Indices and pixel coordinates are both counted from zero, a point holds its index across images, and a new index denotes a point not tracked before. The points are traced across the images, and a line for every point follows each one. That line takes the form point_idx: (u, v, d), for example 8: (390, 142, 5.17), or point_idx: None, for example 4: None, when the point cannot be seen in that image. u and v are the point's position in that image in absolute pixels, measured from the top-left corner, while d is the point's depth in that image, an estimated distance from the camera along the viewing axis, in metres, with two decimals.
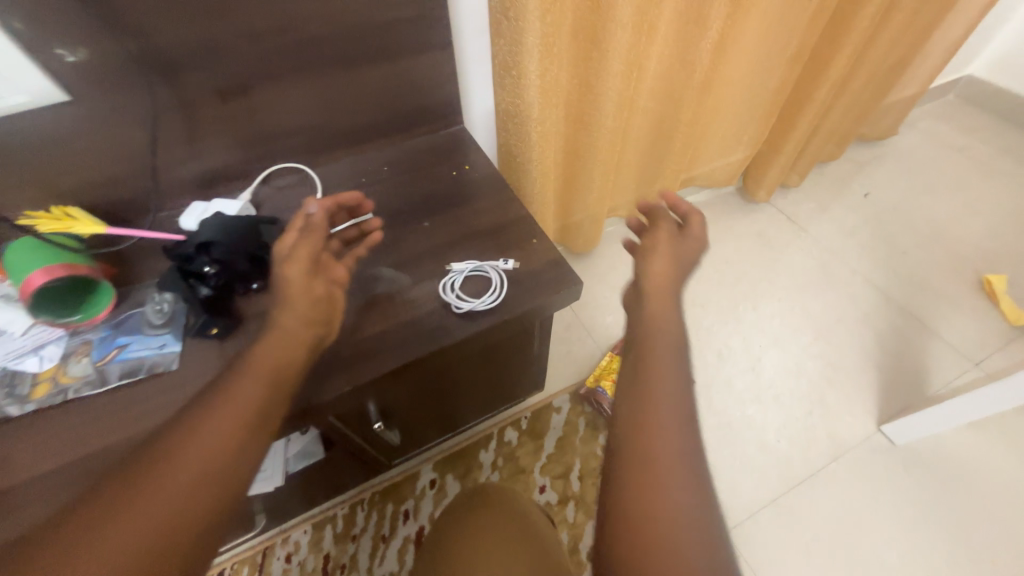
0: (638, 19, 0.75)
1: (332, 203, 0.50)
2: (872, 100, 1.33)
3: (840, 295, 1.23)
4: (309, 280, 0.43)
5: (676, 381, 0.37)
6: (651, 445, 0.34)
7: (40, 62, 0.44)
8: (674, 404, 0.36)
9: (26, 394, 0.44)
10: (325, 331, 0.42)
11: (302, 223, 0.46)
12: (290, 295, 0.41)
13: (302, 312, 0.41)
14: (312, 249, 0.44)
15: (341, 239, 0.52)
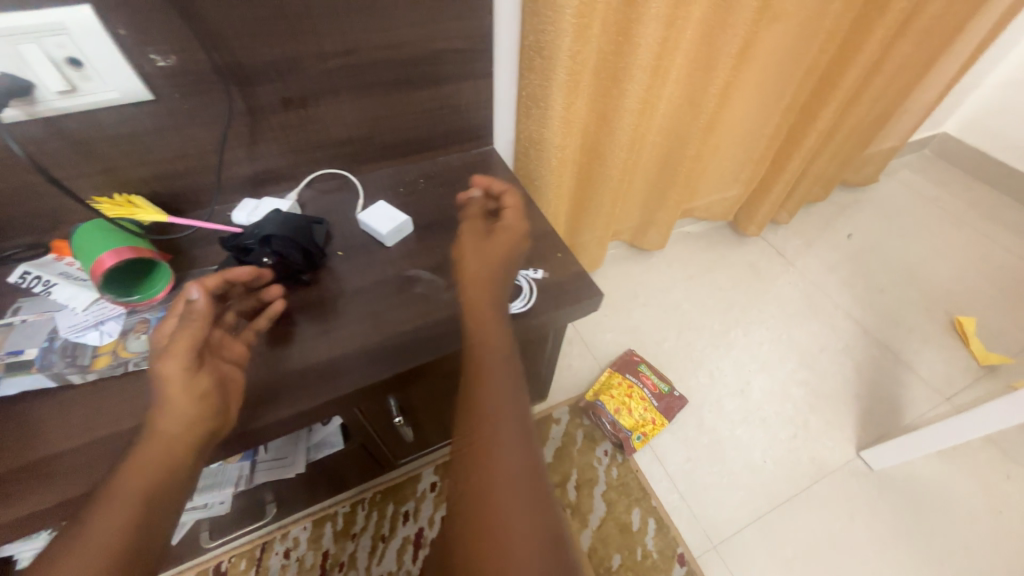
0: (654, 64, 0.83)
1: (220, 279, 0.47)
2: (855, 150, 1.44)
3: (824, 327, 1.31)
4: (190, 379, 0.41)
5: (508, 401, 0.43)
6: (483, 470, 0.39)
7: (135, 65, 0.49)
8: (510, 423, 0.42)
9: (88, 364, 0.47)
10: (219, 422, 0.42)
11: (183, 311, 0.44)
12: (170, 396, 0.40)
13: (183, 417, 0.40)
14: (195, 340, 0.42)
15: (236, 311, 0.50)
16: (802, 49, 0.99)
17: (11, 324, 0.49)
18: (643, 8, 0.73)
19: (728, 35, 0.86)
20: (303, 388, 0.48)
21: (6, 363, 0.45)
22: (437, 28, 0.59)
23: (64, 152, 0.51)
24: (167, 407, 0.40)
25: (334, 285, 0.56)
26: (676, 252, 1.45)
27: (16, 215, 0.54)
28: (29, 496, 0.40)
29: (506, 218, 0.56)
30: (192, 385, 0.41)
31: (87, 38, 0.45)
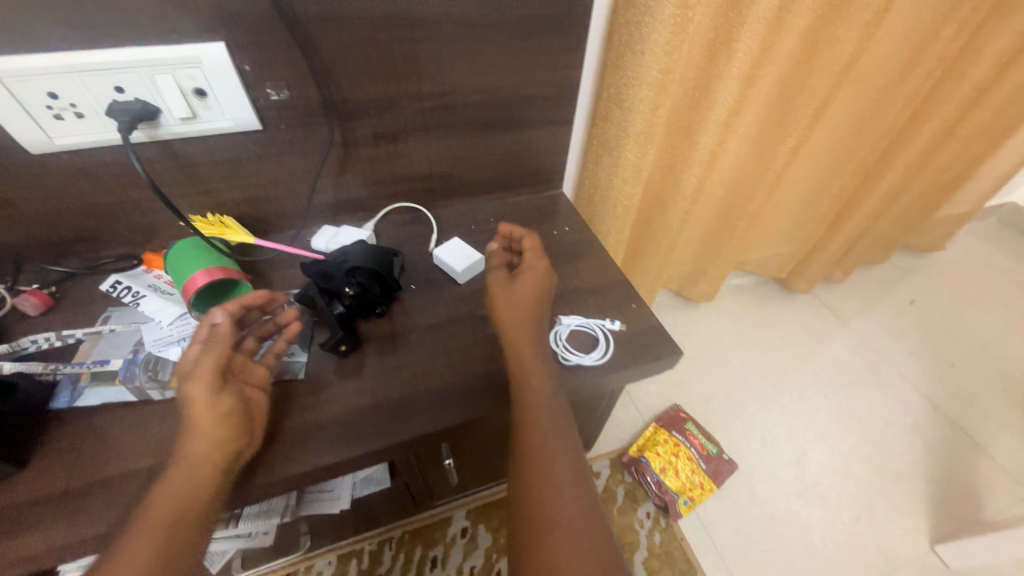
0: (728, 119, 0.83)
1: (240, 304, 0.47)
2: (921, 214, 1.39)
3: (887, 399, 1.22)
4: (215, 399, 0.41)
5: (560, 446, 0.45)
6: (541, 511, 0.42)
7: (252, 97, 0.51)
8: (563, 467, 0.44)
9: (167, 380, 0.48)
10: (242, 446, 0.41)
11: (205, 335, 0.43)
12: (198, 418, 0.40)
13: (205, 436, 0.39)
14: (218, 363, 0.42)
15: (255, 337, 0.48)
16: (876, 112, 0.98)
17: (100, 332, 0.51)
18: (725, 67, 0.74)
19: (806, 96, 0.88)
20: (372, 425, 0.46)
21: (91, 372, 0.47)
22: (529, 76, 0.61)
23: (174, 173, 0.54)
24: (193, 427, 0.40)
25: (406, 319, 0.56)
26: (725, 304, 1.41)
27: (117, 228, 0.57)
28: (96, 516, 0.39)
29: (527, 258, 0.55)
30: (217, 404, 0.40)
31: (216, 72, 0.48)
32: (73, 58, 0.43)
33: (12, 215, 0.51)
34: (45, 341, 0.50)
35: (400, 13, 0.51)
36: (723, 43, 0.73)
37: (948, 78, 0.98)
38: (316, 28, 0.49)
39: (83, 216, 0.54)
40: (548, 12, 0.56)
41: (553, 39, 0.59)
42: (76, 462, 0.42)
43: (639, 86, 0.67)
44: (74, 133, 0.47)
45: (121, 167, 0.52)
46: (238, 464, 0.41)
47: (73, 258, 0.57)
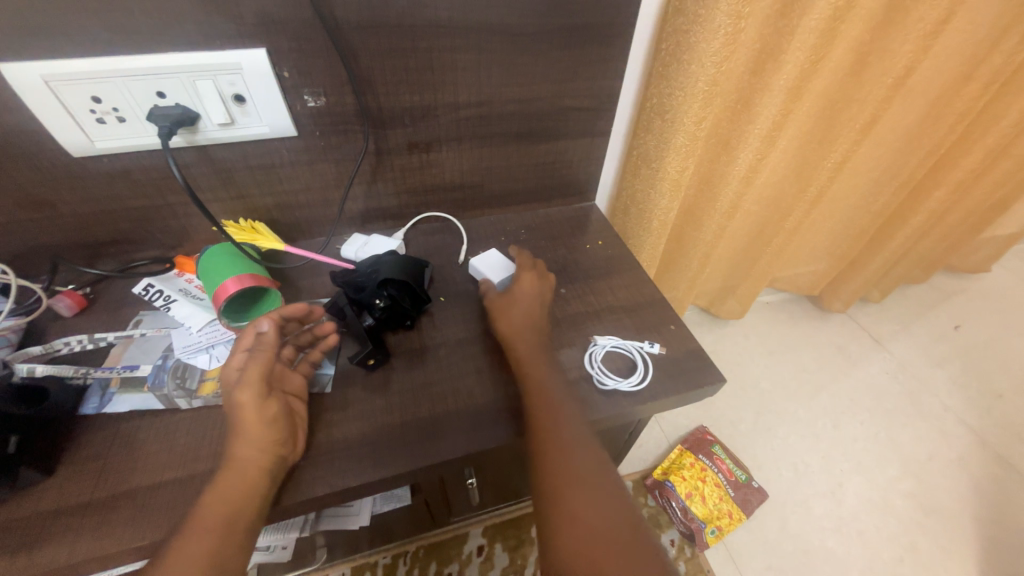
0: (771, 132, 0.80)
1: (285, 314, 0.47)
2: (968, 234, 1.31)
3: (930, 430, 1.15)
4: (261, 405, 0.40)
5: (578, 426, 0.44)
6: (563, 500, 0.40)
7: (290, 104, 0.51)
8: (579, 451, 0.43)
9: (194, 389, 0.47)
10: (287, 452, 0.41)
11: (252, 343, 0.43)
12: (247, 423, 0.40)
13: (259, 439, 0.39)
14: (264, 369, 0.42)
15: (293, 346, 0.48)
16: (927, 129, 0.93)
17: (130, 336, 0.51)
18: (770, 80, 0.71)
19: (852, 111, 0.84)
20: (399, 446, 0.44)
21: (120, 377, 0.47)
22: (567, 86, 0.60)
23: (208, 178, 0.54)
24: (241, 432, 0.39)
25: (434, 334, 0.54)
26: (754, 323, 1.36)
27: (152, 231, 0.57)
28: (118, 530, 0.38)
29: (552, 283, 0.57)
30: (264, 406, 0.40)
31: (255, 78, 0.48)
32: (117, 63, 0.43)
33: (51, 216, 0.51)
34: (77, 344, 0.49)
35: (442, 22, 0.49)
36: (770, 55, 0.70)
37: (1006, 93, 0.93)
38: (356, 35, 0.48)
39: (119, 219, 0.54)
40: (592, 21, 0.54)
41: (594, 49, 0.57)
42: (103, 471, 0.41)
43: (682, 98, 0.64)
44: (114, 137, 0.47)
45: (158, 172, 0.52)
46: (282, 470, 0.40)
47: (108, 260, 0.57)
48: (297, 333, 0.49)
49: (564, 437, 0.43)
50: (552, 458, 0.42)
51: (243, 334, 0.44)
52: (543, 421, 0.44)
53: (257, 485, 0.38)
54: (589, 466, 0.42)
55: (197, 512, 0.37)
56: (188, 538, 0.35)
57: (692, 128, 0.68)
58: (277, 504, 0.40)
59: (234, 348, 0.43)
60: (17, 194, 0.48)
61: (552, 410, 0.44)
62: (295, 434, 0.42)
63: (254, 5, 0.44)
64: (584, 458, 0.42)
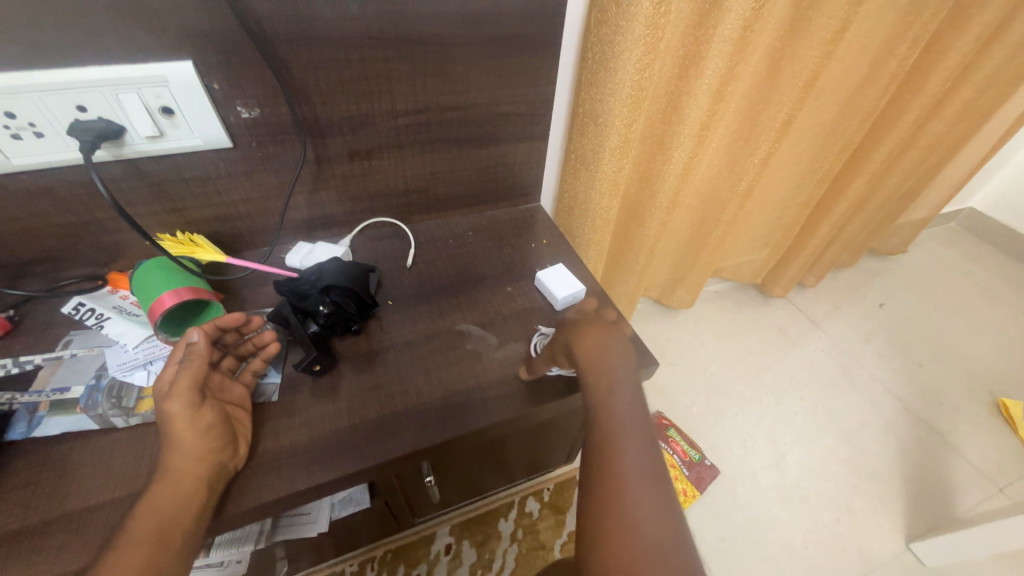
0: (700, 131, 0.85)
1: (219, 325, 0.47)
2: (886, 220, 1.44)
3: (861, 400, 1.26)
4: (193, 415, 0.41)
5: (635, 418, 0.46)
6: (616, 522, 0.40)
7: (222, 115, 0.51)
8: (641, 477, 0.42)
9: (131, 407, 0.46)
10: (223, 459, 0.41)
11: (182, 355, 0.44)
12: (183, 434, 0.40)
13: (194, 449, 0.40)
14: (195, 379, 0.42)
15: (234, 356, 0.49)
16: (840, 126, 1.02)
17: (60, 357, 0.49)
18: (694, 84, 0.77)
19: (772, 111, 0.92)
20: (345, 447, 0.45)
21: (51, 400, 0.46)
22: (502, 93, 0.62)
23: (139, 191, 0.53)
24: (179, 444, 0.40)
25: (382, 337, 0.56)
26: (704, 311, 1.43)
27: (80, 248, 0.55)
28: (53, 555, 0.37)
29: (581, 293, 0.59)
30: (198, 417, 0.41)
31: (182, 90, 0.47)
32: (31, 77, 0.42)
33: None
34: (2, 369, 0.48)
35: (372, 33, 0.51)
36: (692, 60, 0.75)
37: (904, 93, 1.04)
38: (287, 47, 0.49)
39: (44, 237, 0.52)
40: (520, 31, 0.57)
41: (525, 57, 0.60)
42: (32, 497, 0.40)
43: (613, 103, 0.68)
44: (32, 152, 0.46)
45: (84, 187, 0.50)
46: (221, 480, 0.41)
47: (33, 279, 0.55)
48: (238, 344, 0.50)
49: (632, 450, 0.43)
50: (614, 464, 0.43)
51: (175, 348, 0.45)
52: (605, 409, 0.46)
53: (198, 497, 0.38)
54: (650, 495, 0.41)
55: (134, 525, 0.36)
56: (126, 551, 0.35)
57: (624, 131, 0.72)
58: (219, 513, 0.40)
59: (168, 362, 0.44)
60: None
61: (619, 419, 0.45)
62: (236, 441, 0.43)
63: (177, 19, 0.44)
64: (644, 486, 0.42)
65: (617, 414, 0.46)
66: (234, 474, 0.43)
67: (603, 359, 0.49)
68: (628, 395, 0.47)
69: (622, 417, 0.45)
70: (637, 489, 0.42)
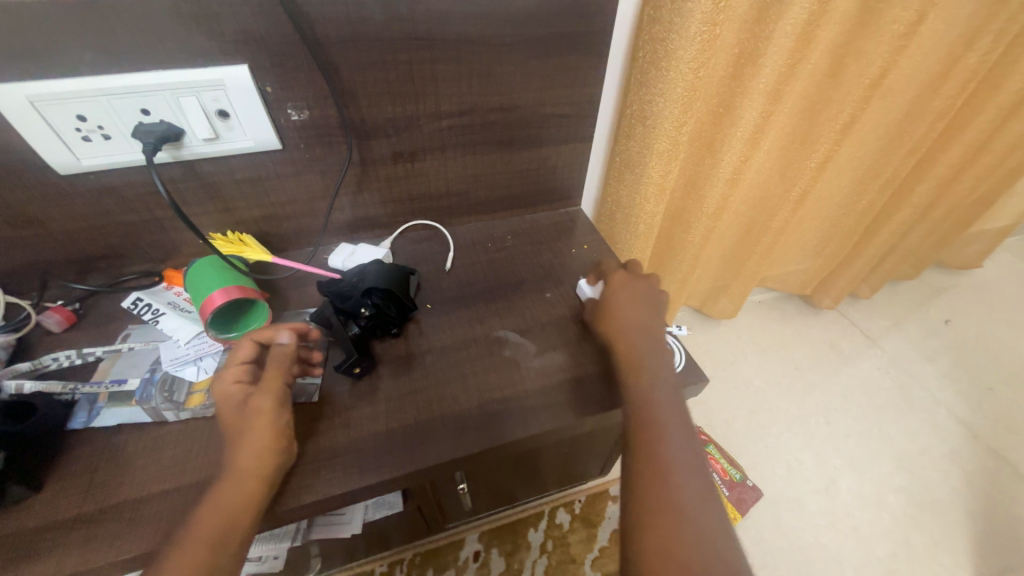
0: (753, 133, 0.81)
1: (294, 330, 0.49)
2: (954, 229, 1.33)
3: (923, 424, 1.16)
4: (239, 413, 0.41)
5: (672, 410, 0.46)
6: (666, 519, 0.40)
7: (273, 117, 0.52)
8: (689, 477, 0.42)
9: (181, 402, 0.47)
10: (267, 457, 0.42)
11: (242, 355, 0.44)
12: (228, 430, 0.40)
13: (244, 444, 0.40)
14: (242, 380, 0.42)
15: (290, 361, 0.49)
16: (907, 127, 0.94)
17: (119, 350, 0.51)
18: (750, 83, 0.73)
19: (832, 111, 0.86)
20: (384, 451, 0.45)
21: (108, 392, 0.47)
22: (548, 94, 0.61)
23: (194, 192, 0.55)
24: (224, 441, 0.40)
25: (421, 340, 0.55)
26: (747, 321, 1.36)
27: (140, 245, 0.57)
28: (107, 544, 0.38)
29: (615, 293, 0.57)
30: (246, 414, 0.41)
31: (238, 94, 0.48)
32: (102, 82, 0.44)
33: (38, 232, 0.52)
34: (66, 359, 0.50)
35: (420, 34, 0.50)
36: (748, 58, 0.71)
37: (980, 91, 0.95)
38: (338, 49, 0.49)
39: (108, 234, 0.55)
40: (568, 30, 0.55)
41: (573, 57, 0.58)
42: (90, 485, 0.42)
43: (662, 103, 0.65)
44: (100, 153, 0.48)
45: (145, 187, 0.52)
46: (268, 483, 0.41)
47: (97, 275, 0.58)
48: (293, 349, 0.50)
49: (671, 441, 0.44)
50: (657, 458, 0.43)
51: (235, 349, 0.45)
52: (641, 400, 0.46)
53: (243, 496, 0.39)
54: (698, 494, 0.42)
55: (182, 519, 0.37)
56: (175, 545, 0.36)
57: (673, 132, 0.69)
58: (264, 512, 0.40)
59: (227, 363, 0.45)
60: (5, 212, 0.49)
61: (657, 411, 0.45)
62: (290, 439, 0.43)
63: (235, 23, 0.45)
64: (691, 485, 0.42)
65: (658, 414, 0.45)
66: (288, 470, 0.43)
67: (644, 364, 0.49)
68: (671, 395, 0.47)
69: (661, 413, 0.45)
70: (681, 481, 0.42)
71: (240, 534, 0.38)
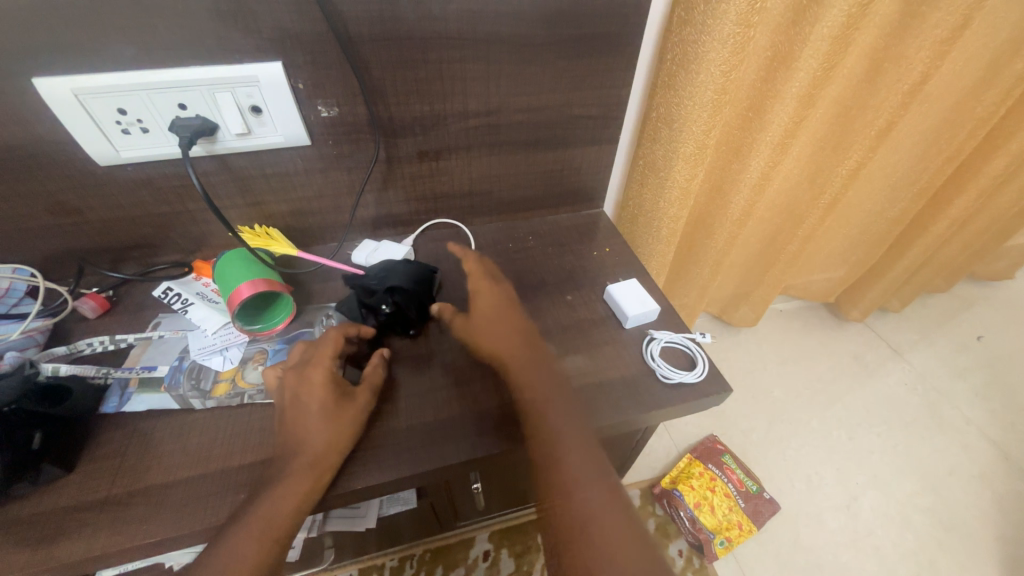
0: (784, 137, 0.79)
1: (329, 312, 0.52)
2: (991, 241, 1.28)
3: (952, 444, 1.12)
4: None
5: (566, 415, 0.46)
6: (574, 527, 0.41)
7: (304, 114, 0.52)
8: (594, 483, 0.43)
9: (208, 390, 0.48)
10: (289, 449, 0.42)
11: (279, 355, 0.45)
12: None
13: None
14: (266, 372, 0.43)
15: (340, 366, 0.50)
16: (945, 135, 0.91)
17: (149, 338, 0.53)
18: (782, 87, 0.71)
19: (866, 117, 0.84)
20: (405, 448, 0.45)
21: (139, 378, 0.49)
22: (576, 95, 0.60)
23: (225, 185, 0.56)
24: None
25: (441, 338, 0.55)
26: (767, 331, 1.33)
27: (172, 236, 0.59)
28: (135, 527, 0.39)
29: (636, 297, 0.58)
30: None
31: (271, 90, 0.49)
32: (143, 77, 0.45)
33: (77, 221, 0.54)
34: (100, 345, 0.51)
35: (451, 34, 0.51)
36: (782, 62, 0.70)
37: None
38: (369, 48, 0.49)
39: (142, 225, 0.57)
40: (599, 31, 0.55)
41: (602, 59, 0.58)
42: (119, 468, 0.43)
43: (690, 106, 0.64)
44: (138, 146, 0.49)
45: (179, 180, 0.54)
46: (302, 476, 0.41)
47: (130, 264, 0.60)
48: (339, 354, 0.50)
49: (569, 450, 0.44)
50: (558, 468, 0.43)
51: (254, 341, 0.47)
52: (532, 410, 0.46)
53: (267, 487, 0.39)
54: (603, 498, 0.42)
55: None
56: None
57: (701, 136, 0.67)
58: None
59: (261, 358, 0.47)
60: (47, 201, 0.51)
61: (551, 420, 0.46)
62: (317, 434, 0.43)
63: (271, 21, 0.45)
64: (597, 490, 0.43)
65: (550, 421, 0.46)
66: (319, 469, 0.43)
67: (535, 372, 0.49)
68: (565, 405, 0.47)
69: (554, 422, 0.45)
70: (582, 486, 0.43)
71: (263, 524, 0.38)
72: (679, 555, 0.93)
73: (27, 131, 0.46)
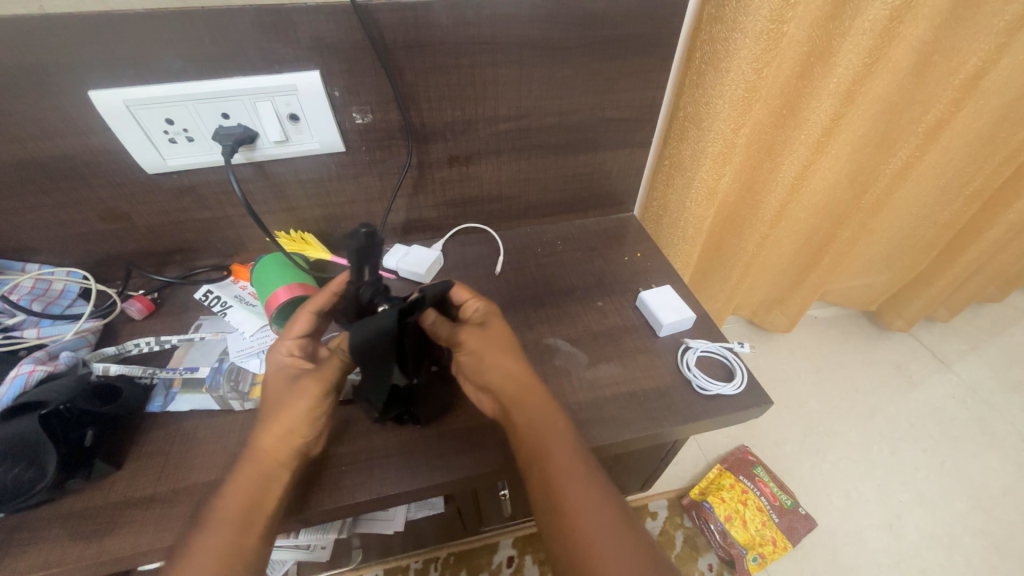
0: (824, 133, 0.75)
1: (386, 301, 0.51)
2: None
3: (1006, 463, 1.05)
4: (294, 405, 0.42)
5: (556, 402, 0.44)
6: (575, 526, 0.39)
7: (338, 121, 0.53)
8: (583, 476, 0.40)
9: (246, 392, 0.49)
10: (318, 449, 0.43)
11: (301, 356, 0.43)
12: (286, 420, 0.42)
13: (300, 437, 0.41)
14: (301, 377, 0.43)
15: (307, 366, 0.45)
16: (1004, 131, 0.85)
17: (191, 339, 0.54)
18: (819, 83, 0.68)
19: (913, 112, 0.80)
20: (438, 456, 0.45)
21: (182, 378, 0.50)
22: (607, 97, 0.59)
23: (264, 191, 0.57)
24: (284, 432, 0.41)
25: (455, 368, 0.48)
26: (802, 337, 1.28)
27: (212, 240, 0.61)
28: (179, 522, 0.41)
29: (662, 311, 0.56)
30: (295, 400, 0.42)
31: (308, 98, 0.50)
32: (189, 87, 0.47)
33: (125, 226, 0.56)
34: (146, 345, 0.53)
35: (483, 38, 0.51)
36: (819, 57, 0.66)
37: None
38: (403, 55, 0.50)
39: (184, 230, 0.59)
40: (632, 33, 0.54)
41: (637, 60, 0.57)
42: (164, 466, 0.44)
43: (722, 106, 0.62)
44: (183, 154, 0.51)
45: (221, 186, 0.56)
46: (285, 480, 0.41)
47: (172, 267, 0.62)
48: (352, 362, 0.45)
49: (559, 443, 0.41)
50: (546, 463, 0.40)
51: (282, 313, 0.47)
52: (524, 397, 0.44)
53: None
54: (595, 493, 0.40)
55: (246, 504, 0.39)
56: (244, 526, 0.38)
57: (729, 134, 0.65)
58: (319, 505, 0.42)
59: None
60: (97, 207, 0.54)
61: (535, 413, 0.43)
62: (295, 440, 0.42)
63: (309, 30, 0.46)
64: (588, 484, 0.40)
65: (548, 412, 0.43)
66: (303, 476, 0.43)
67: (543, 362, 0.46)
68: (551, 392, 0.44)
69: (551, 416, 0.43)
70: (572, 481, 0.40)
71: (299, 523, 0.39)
72: (710, 570, 0.91)
73: (81, 142, 0.48)
